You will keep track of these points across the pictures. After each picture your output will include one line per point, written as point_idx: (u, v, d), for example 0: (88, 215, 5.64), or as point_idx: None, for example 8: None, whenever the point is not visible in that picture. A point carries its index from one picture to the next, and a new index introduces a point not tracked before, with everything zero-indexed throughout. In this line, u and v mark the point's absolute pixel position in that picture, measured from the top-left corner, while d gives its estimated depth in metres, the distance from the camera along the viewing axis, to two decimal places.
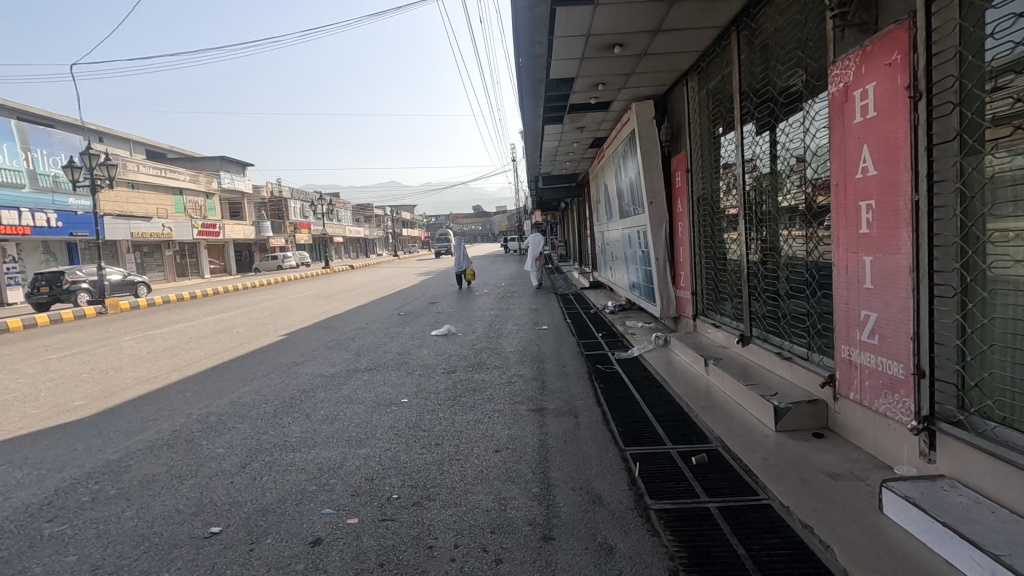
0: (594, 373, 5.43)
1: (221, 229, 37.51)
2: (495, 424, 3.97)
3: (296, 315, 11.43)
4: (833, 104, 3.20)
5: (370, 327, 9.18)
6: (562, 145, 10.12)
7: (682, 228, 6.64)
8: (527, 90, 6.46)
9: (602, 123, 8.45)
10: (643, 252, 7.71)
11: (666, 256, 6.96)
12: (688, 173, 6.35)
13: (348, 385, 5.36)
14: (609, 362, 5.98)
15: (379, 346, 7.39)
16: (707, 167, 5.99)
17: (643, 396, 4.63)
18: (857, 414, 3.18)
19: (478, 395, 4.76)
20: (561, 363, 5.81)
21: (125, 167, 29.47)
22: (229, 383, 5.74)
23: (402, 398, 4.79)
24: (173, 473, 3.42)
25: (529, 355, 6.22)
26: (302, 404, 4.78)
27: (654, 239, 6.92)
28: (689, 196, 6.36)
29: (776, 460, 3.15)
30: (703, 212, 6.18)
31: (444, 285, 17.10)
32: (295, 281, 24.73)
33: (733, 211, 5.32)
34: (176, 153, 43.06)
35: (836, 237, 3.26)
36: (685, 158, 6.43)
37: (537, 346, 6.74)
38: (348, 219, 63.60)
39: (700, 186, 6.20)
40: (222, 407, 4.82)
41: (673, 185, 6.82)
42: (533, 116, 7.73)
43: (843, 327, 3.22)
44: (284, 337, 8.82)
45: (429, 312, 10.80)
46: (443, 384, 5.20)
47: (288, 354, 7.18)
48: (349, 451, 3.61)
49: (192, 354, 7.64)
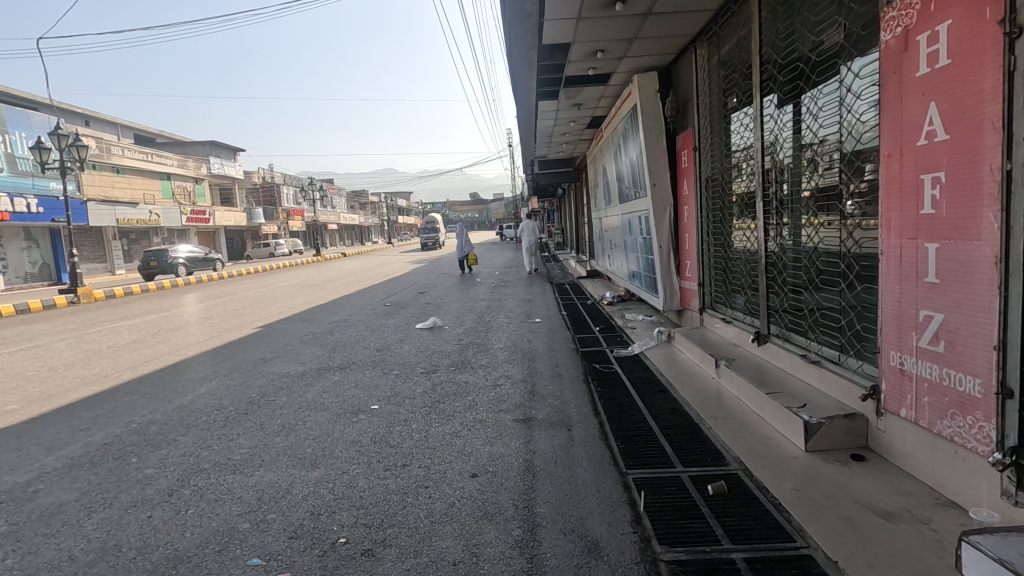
0: (590, 374, 4.86)
1: (211, 215, 36.74)
2: (476, 439, 3.41)
3: (277, 306, 10.78)
4: (886, 57, 2.61)
5: (353, 319, 8.56)
6: (558, 124, 9.46)
7: (688, 214, 6.05)
8: (518, 59, 5.82)
9: (600, 99, 7.80)
10: (644, 240, 7.10)
11: (670, 244, 6.37)
12: (695, 152, 5.74)
13: (315, 387, 4.77)
14: (607, 361, 5.42)
15: (359, 341, 6.79)
16: (717, 144, 5.38)
17: (647, 402, 4.06)
18: (909, 435, 2.62)
19: (459, 401, 4.17)
20: (554, 362, 5.24)
21: (109, 150, 28.56)
22: (184, 384, 5.15)
23: (372, 405, 4.20)
24: (83, 502, 2.85)
25: (520, 352, 5.64)
26: (259, 411, 4.20)
27: (658, 225, 6.33)
28: (697, 178, 5.76)
29: (810, 491, 2.58)
30: (712, 194, 5.58)
31: (437, 274, 16.49)
32: (284, 269, 24.11)
33: (748, 193, 4.71)
34: (165, 137, 42.03)
35: (886, 220, 2.68)
36: (692, 135, 5.81)
37: (528, 342, 6.15)
38: (342, 205, 62.43)
39: (708, 166, 5.60)
40: (168, 414, 4.23)
41: (678, 165, 6.22)
42: (526, 90, 7.07)
43: (893, 329, 2.65)
44: (259, 329, 8.21)
45: (417, 303, 10.20)
46: (421, 386, 4.63)
47: (259, 349, 6.57)
48: (298, 474, 3.04)
49: (156, 349, 7.03)
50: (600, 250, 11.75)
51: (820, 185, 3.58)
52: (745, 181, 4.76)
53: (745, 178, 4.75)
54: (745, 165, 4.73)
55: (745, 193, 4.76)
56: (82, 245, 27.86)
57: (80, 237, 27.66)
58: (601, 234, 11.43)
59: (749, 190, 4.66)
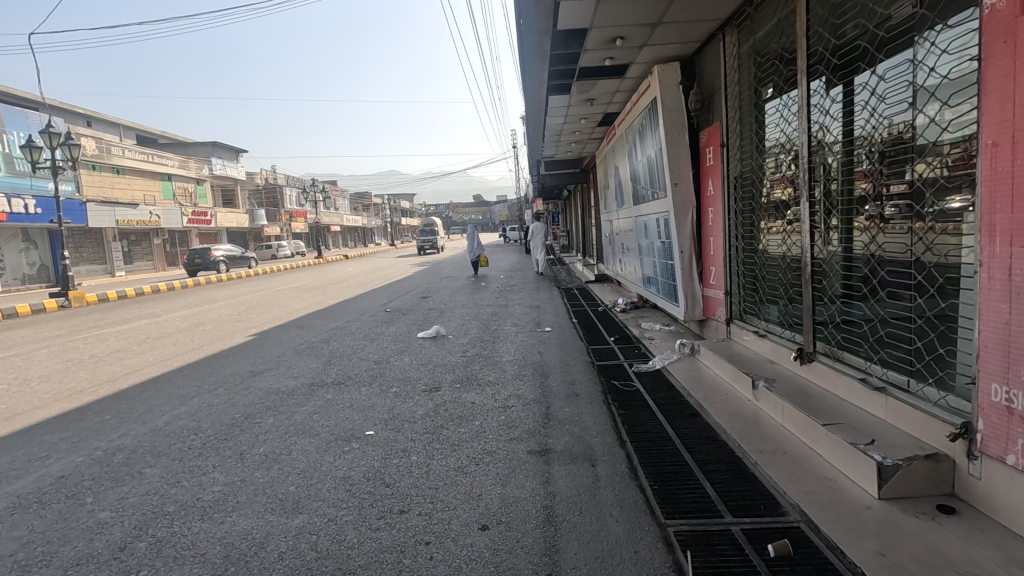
0: (610, 393, 4.39)
1: (212, 217, 36.42)
2: (485, 477, 2.94)
3: (273, 312, 10.31)
4: (991, 24, 2.15)
5: (351, 327, 8.09)
6: (567, 121, 8.98)
7: (713, 216, 5.57)
8: (530, 46, 5.36)
9: (614, 94, 7.35)
10: (662, 244, 6.62)
11: (692, 249, 5.89)
12: (723, 148, 5.27)
13: (306, 408, 4.31)
14: (627, 377, 4.94)
15: (356, 352, 6.32)
16: (749, 140, 4.91)
17: (677, 429, 3.57)
18: (1016, 488, 2.14)
19: (464, 428, 3.69)
20: (569, 378, 4.77)
21: (110, 151, 28.18)
22: (163, 402, 4.69)
23: (367, 431, 3.73)
24: (19, 558, 2.38)
25: (530, 367, 5.17)
26: (241, 436, 3.74)
27: (679, 228, 5.86)
28: (724, 177, 5.29)
29: (899, 557, 2.09)
30: (739, 194, 5.12)
31: (440, 278, 16.03)
32: (285, 271, 23.74)
33: (789, 193, 4.22)
34: (168, 138, 41.77)
35: (985, 224, 2.20)
36: (719, 131, 5.35)
37: (539, 355, 5.67)
38: (344, 207, 62.00)
39: (737, 164, 5.13)
40: (138, 439, 3.77)
41: (702, 163, 5.74)
42: (537, 83, 6.61)
43: (996, 357, 2.18)
44: (252, 337, 7.75)
45: (419, 309, 9.73)
46: (422, 408, 4.16)
47: (249, 361, 6.11)
48: (277, 522, 2.58)
49: (140, 360, 6.58)
50: (610, 254, 11.26)
51: (894, 183, 3.15)
52: (784, 180, 4.29)
53: (785, 177, 4.27)
54: (785, 162, 4.24)
55: (785, 193, 4.28)
56: (81, 247, 27.52)
57: (80, 238, 27.34)
58: (611, 237, 10.95)
59: (791, 189, 4.18)
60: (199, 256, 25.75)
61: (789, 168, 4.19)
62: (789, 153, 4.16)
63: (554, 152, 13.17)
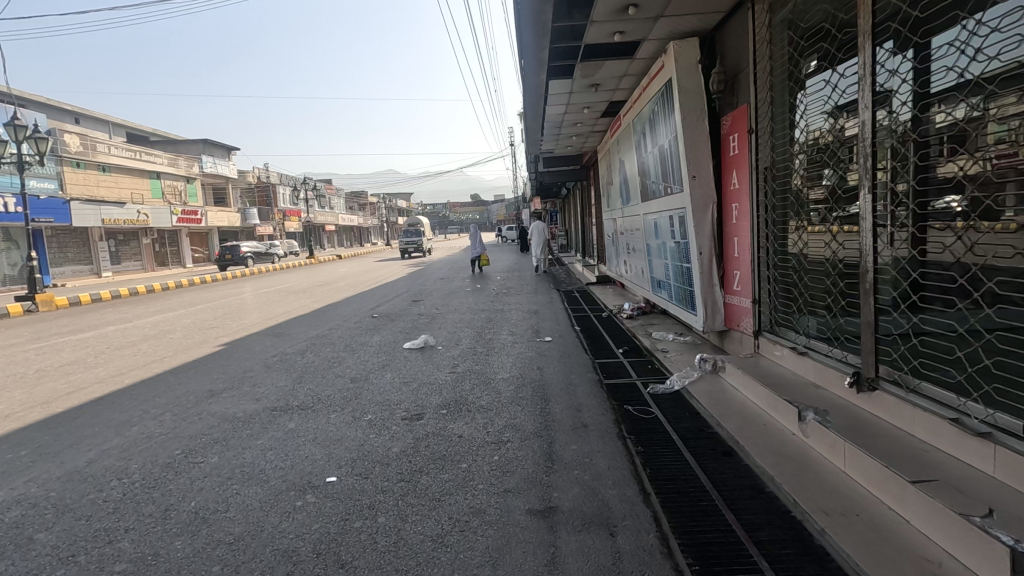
0: (624, 424, 3.69)
1: (203, 216, 35.62)
2: (472, 554, 2.23)
3: (252, 318, 9.56)
4: None
5: (332, 335, 7.35)
6: (569, 110, 8.27)
7: (737, 213, 4.88)
8: (530, 17, 4.65)
9: (622, 79, 6.66)
10: (675, 244, 5.93)
11: (711, 251, 5.20)
12: (749, 135, 4.56)
13: (260, 443, 3.59)
14: (642, 400, 4.24)
15: (333, 367, 5.60)
16: (781, 125, 4.22)
17: (713, 478, 2.87)
18: None
19: (448, 474, 2.97)
20: (574, 403, 4.07)
21: (96, 148, 27.33)
22: (95, 431, 3.97)
23: (327, 477, 3.01)
24: None
25: (529, 387, 4.47)
26: (172, 484, 3.03)
27: (698, 227, 5.16)
28: (750, 168, 4.59)
29: None
30: (768, 189, 4.42)
31: (434, 280, 15.33)
32: (274, 272, 22.99)
33: (846, 186, 3.54)
34: (158, 136, 40.96)
35: None
36: (744, 116, 4.65)
37: (538, 372, 4.96)
38: (339, 206, 61.03)
39: (766, 154, 4.43)
40: (45, 488, 3.04)
41: (723, 153, 5.06)
42: (536, 64, 5.91)
43: None
44: (221, 347, 7.03)
45: (408, 314, 9.01)
46: (399, 443, 3.46)
47: (211, 377, 5.39)
48: None
49: (90, 375, 5.84)
50: (614, 254, 10.52)
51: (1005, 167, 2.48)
52: (837, 170, 3.61)
53: (837, 167, 3.60)
54: (838, 148, 3.56)
55: (837, 185, 3.61)
56: (67, 246, 26.73)
57: (64, 238, 26.52)
58: (615, 236, 10.24)
59: (848, 180, 3.49)
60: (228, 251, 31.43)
61: (843, 155, 3.51)
62: (843, 136, 3.48)
63: (554, 147, 12.48)
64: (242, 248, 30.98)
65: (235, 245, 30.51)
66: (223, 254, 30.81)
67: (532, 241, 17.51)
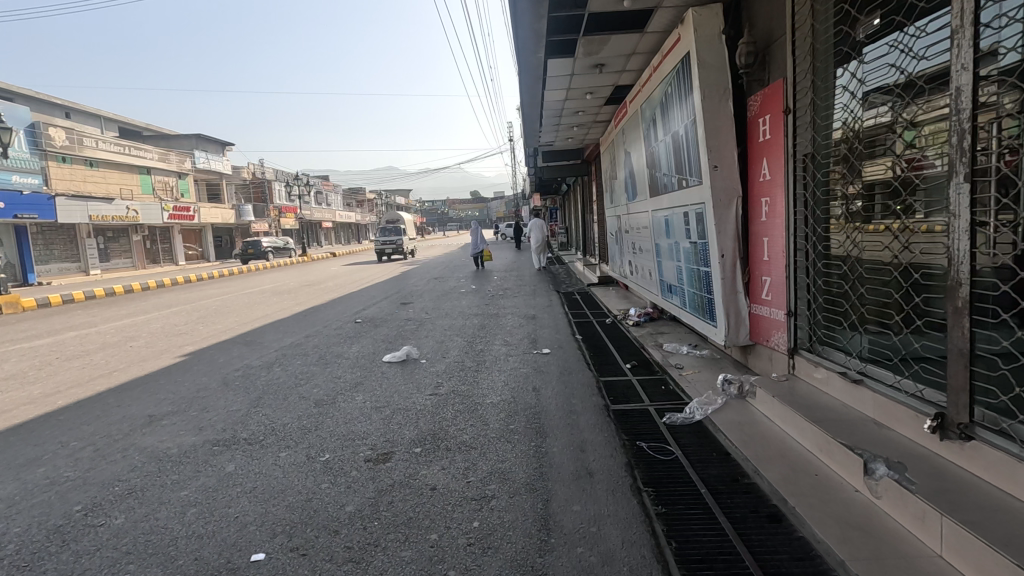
0: (638, 470, 2.97)
1: (196, 212, 34.90)
2: None
3: (227, 322, 8.80)
4: None
5: (307, 345, 6.60)
6: (570, 96, 7.53)
7: (767, 208, 4.15)
8: None
9: (630, 58, 5.93)
10: (691, 244, 5.20)
11: (735, 252, 4.47)
12: (785, 116, 3.84)
13: (183, 496, 2.87)
14: (658, 434, 3.52)
15: (300, 386, 4.87)
16: (827, 102, 3.51)
17: (763, 561, 2.16)
18: None
19: (410, 552, 2.25)
20: (576, 439, 3.35)
21: (83, 142, 26.57)
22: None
23: (254, 554, 2.30)
24: None
25: (522, 417, 3.76)
26: (50, 564, 2.30)
27: (719, 225, 4.45)
28: (784, 156, 3.88)
29: None
30: (808, 179, 3.70)
31: (428, 279, 14.64)
32: (266, 270, 22.31)
33: (922, 175, 2.83)
34: (150, 131, 40.17)
35: None
36: (779, 93, 3.93)
37: (534, 396, 4.24)
38: (336, 202, 60.02)
39: (805, 138, 3.71)
40: None
41: (751, 138, 4.33)
42: (533, 38, 5.17)
43: None
44: (181, 357, 6.30)
45: (396, 319, 8.29)
46: (357, 498, 2.75)
47: (156, 398, 4.66)
48: None
49: (23, 393, 5.12)
50: (617, 254, 9.79)
51: None
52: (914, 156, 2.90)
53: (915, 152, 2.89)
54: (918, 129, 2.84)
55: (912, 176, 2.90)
56: (53, 243, 25.98)
57: (49, 234, 25.80)
58: (618, 234, 9.51)
59: (931, 169, 2.77)
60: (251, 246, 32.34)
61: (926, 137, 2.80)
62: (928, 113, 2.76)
63: (554, 140, 11.75)
64: (265, 242, 32.58)
65: (257, 242, 31.82)
66: (248, 249, 32.30)
67: (531, 238, 16.78)
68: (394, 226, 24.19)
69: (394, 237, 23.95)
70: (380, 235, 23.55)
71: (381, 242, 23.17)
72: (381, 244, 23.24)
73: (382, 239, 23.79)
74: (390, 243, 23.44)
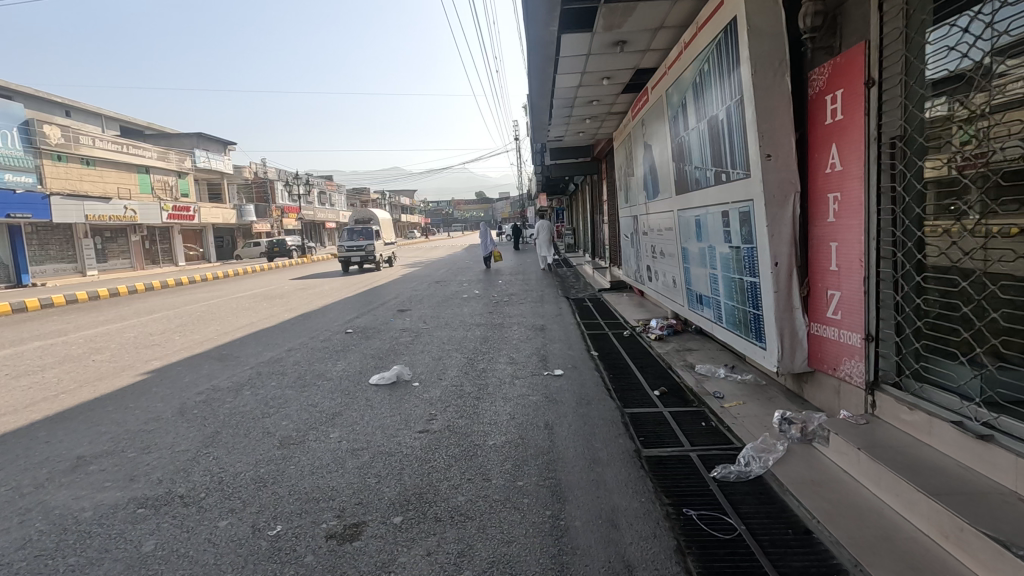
0: (694, 561, 2.18)
1: (196, 212, 34.34)
2: None
3: (206, 332, 8.01)
4: None
5: (287, 362, 5.81)
6: (584, 81, 6.77)
7: (836, 205, 3.36)
8: None
9: (657, 32, 5.14)
10: (731, 249, 4.42)
11: (791, 260, 3.69)
12: (866, 89, 3.04)
13: None
14: (708, 496, 2.73)
15: (267, 418, 4.08)
16: (929, 68, 2.70)
17: None
18: None
19: None
20: (604, 508, 2.57)
21: (79, 140, 26.01)
22: None
23: None
24: None
25: (533, 471, 2.97)
26: None
27: (772, 227, 3.67)
28: (864, 141, 3.07)
29: None
30: (898, 169, 2.89)
31: (429, 283, 13.92)
32: (265, 271, 21.73)
33: None
34: (152, 130, 39.69)
35: None
36: (857, 60, 3.11)
37: (547, 436, 3.46)
38: (339, 202, 59.05)
39: (893, 116, 2.90)
40: None
41: (814, 120, 3.53)
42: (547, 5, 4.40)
43: None
44: (144, 375, 5.56)
45: (391, 329, 7.54)
46: None
47: (94, 432, 3.89)
48: None
49: None
50: (633, 258, 9.00)
51: None
52: None
53: None
54: None
55: None
56: (48, 244, 25.41)
57: (45, 234, 25.25)
58: (634, 236, 8.71)
59: None
60: (279, 246, 33.25)
61: None
62: None
63: (563, 135, 11.00)
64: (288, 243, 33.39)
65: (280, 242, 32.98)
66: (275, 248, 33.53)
67: (537, 239, 16.02)
68: (365, 227, 19.21)
69: (364, 244, 18.69)
70: (346, 240, 18.42)
71: (346, 251, 18.29)
72: (344, 253, 18.13)
73: (346, 244, 18.41)
74: (357, 250, 18.48)
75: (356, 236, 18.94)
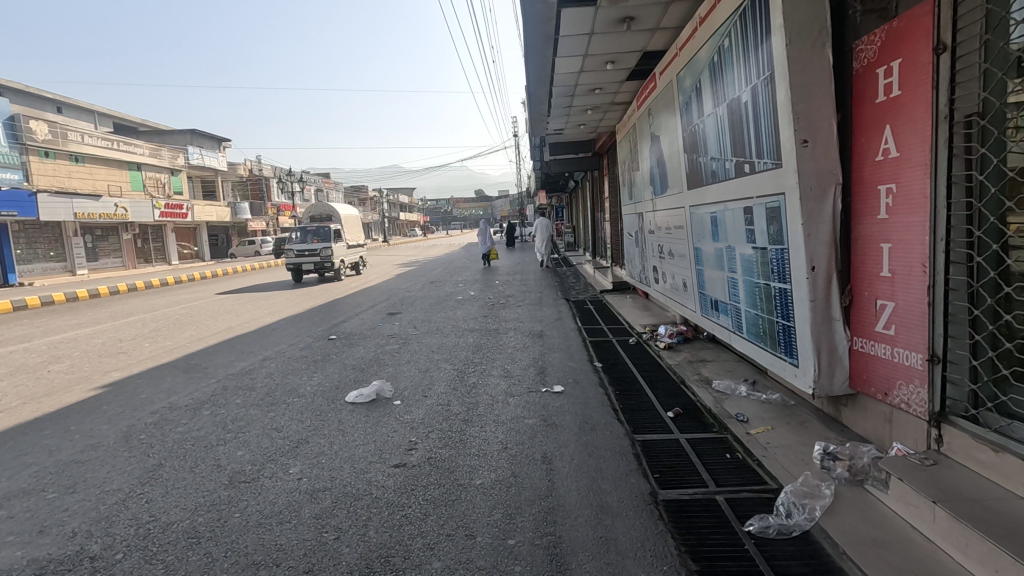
0: None
1: (189, 211, 33.74)
2: None
3: (179, 339, 7.44)
4: None
5: (258, 376, 5.25)
6: (585, 67, 6.21)
7: (890, 199, 2.81)
8: None
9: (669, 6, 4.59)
10: (754, 250, 3.87)
11: (831, 264, 3.14)
12: (934, 56, 2.48)
13: None
14: (747, 558, 2.19)
15: (220, 446, 3.52)
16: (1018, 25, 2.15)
17: None
18: None
19: None
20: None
21: (67, 136, 25.39)
22: None
23: None
24: None
25: (528, 525, 2.42)
26: None
27: (809, 224, 3.12)
28: (931, 120, 2.52)
29: None
30: (979, 153, 2.33)
31: (424, 283, 13.36)
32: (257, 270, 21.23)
33: None
34: (145, 127, 39.04)
35: None
36: (922, 21, 2.55)
37: (545, 473, 2.92)
38: (336, 200, 58.14)
39: (971, 89, 2.35)
40: None
41: (863, 97, 2.97)
42: None
43: None
44: (97, 390, 4.99)
45: (378, 336, 6.99)
46: None
47: (17, 465, 3.33)
48: None
49: None
50: (638, 259, 8.46)
51: None
52: None
53: None
54: None
55: None
56: (36, 243, 24.82)
57: (32, 233, 24.63)
58: (639, 235, 8.17)
59: None
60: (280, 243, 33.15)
61: None
62: None
63: (563, 127, 10.45)
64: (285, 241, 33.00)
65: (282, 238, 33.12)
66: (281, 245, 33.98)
67: (536, 237, 15.48)
68: (319, 226, 15.12)
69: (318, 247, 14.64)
70: (299, 243, 15.04)
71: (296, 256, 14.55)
72: (294, 260, 14.48)
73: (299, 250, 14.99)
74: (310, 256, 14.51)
75: (306, 237, 15.02)
